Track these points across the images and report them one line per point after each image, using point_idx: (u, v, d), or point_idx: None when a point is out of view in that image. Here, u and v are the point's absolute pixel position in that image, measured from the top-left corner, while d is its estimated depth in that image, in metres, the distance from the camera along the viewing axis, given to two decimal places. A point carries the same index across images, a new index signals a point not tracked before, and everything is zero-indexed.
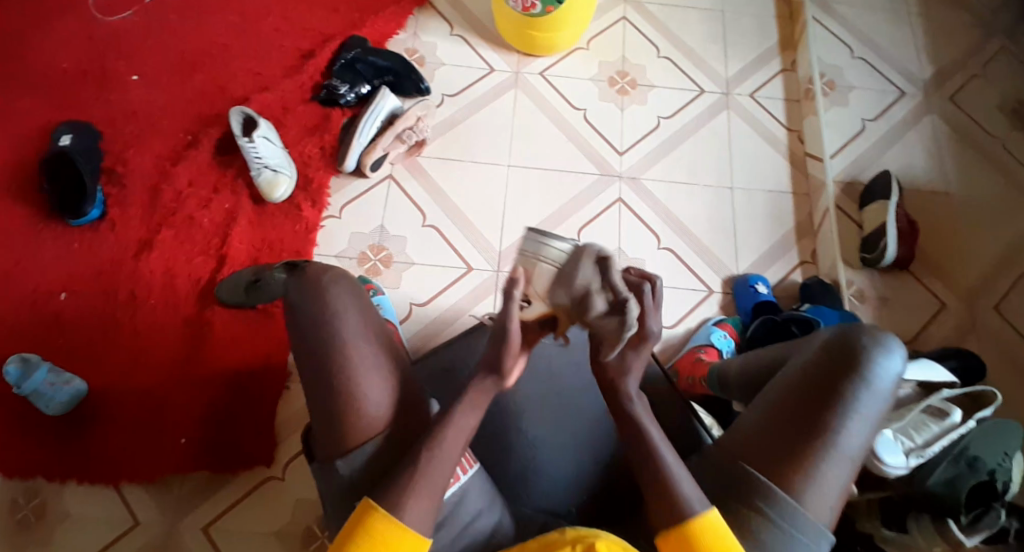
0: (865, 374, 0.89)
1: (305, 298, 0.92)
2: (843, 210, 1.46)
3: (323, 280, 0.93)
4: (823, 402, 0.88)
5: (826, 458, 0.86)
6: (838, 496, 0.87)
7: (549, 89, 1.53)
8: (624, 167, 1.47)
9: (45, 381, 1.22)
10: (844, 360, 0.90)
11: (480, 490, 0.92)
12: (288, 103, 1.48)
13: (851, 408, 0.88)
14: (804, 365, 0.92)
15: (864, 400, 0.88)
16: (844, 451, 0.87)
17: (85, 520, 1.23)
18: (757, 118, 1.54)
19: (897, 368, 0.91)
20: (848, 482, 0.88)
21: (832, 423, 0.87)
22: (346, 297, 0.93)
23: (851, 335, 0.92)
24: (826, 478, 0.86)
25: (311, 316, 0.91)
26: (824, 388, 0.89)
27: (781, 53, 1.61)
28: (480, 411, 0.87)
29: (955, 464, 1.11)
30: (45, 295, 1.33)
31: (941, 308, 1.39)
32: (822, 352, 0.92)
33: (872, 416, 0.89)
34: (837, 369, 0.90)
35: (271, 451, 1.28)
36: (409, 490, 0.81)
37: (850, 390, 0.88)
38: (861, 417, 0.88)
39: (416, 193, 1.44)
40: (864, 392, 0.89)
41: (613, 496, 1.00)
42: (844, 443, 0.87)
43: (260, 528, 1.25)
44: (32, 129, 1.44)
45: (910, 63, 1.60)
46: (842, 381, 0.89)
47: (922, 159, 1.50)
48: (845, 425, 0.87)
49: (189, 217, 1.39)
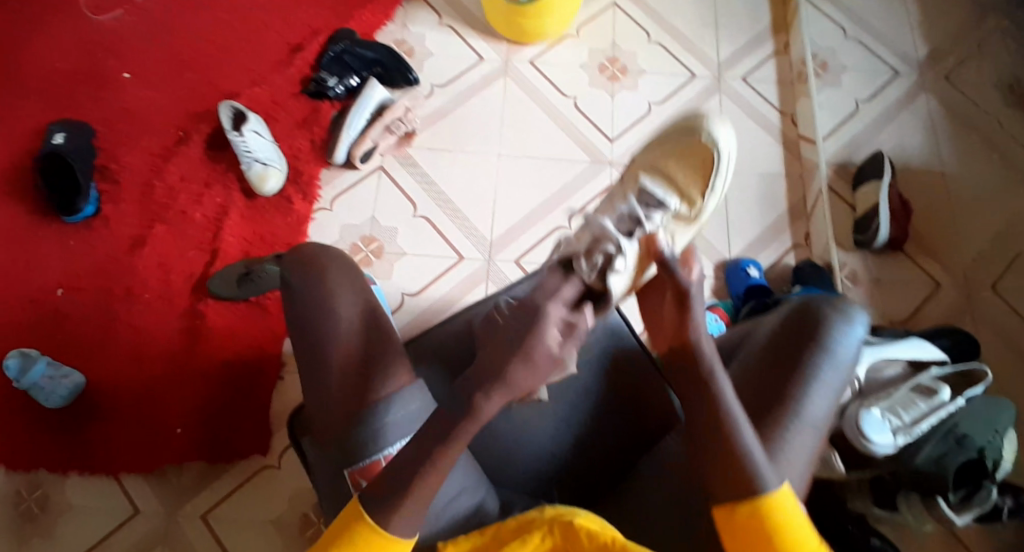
0: (827, 342, 0.88)
1: (304, 280, 0.92)
2: (836, 192, 1.45)
3: (324, 264, 0.93)
4: (785, 371, 0.87)
5: (790, 427, 0.84)
6: (805, 466, 0.84)
7: (539, 77, 1.52)
8: (616, 154, 1.47)
9: (43, 376, 1.23)
10: (803, 329, 0.89)
11: (467, 469, 0.89)
12: (277, 96, 1.48)
13: (813, 375, 0.86)
14: (768, 338, 0.91)
15: (826, 368, 0.87)
16: (809, 420, 0.85)
17: (85, 510, 1.25)
18: (750, 101, 1.52)
19: (859, 334, 0.89)
20: (815, 451, 0.86)
21: (796, 391, 0.86)
22: (345, 280, 0.93)
23: (813, 305, 0.91)
24: (795, 449, 0.84)
25: (311, 300, 0.91)
26: (785, 359, 0.88)
27: (773, 36, 1.59)
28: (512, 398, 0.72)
29: (943, 441, 1.09)
30: (43, 291, 1.35)
31: (936, 289, 1.37)
32: (784, 323, 0.91)
33: (836, 384, 0.87)
34: (797, 337, 0.89)
35: (267, 441, 1.29)
36: (433, 457, 0.74)
37: (811, 360, 0.87)
38: (823, 385, 0.86)
39: (407, 183, 1.44)
40: (826, 360, 0.87)
41: (592, 468, 0.97)
42: (808, 413, 0.85)
43: (257, 516, 1.26)
44: (26, 129, 1.45)
45: (904, 42, 1.57)
46: (803, 351, 0.87)
47: (916, 138, 1.48)
48: (808, 394, 0.85)
49: (182, 212, 1.41)
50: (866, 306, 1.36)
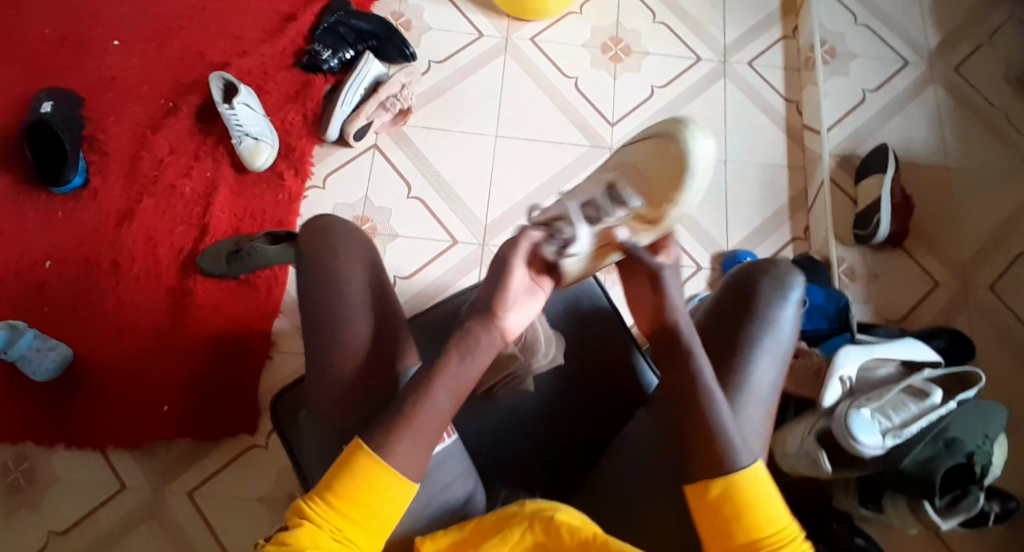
0: (765, 312, 0.88)
1: (314, 255, 0.89)
2: (837, 183, 1.42)
3: (333, 242, 0.89)
4: (728, 345, 0.87)
5: (739, 402, 0.85)
6: (759, 437, 0.86)
7: (539, 56, 1.49)
8: (615, 139, 1.44)
9: (31, 348, 1.22)
10: (740, 300, 0.89)
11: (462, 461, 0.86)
12: (269, 69, 1.45)
13: (755, 347, 0.87)
14: (709, 312, 0.92)
15: (767, 336, 0.87)
16: (755, 389, 0.86)
17: (72, 484, 1.26)
18: (755, 87, 1.49)
19: (796, 298, 0.89)
20: (767, 420, 0.87)
21: (740, 364, 0.86)
22: (358, 260, 0.89)
23: (748, 271, 0.91)
24: (746, 423, 0.85)
25: (317, 282, 0.87)
26: (727, 331, 0.88)
27: (782, 19, 1.54)
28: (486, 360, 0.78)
29: (932, 445, 1.06)
30: (30, 263, 1.34)
31: (934, 286, 1.36)
32: (722, 294, 0.91)
33: (779, 350, 0.88)
34: (736, 307, 0.89)
35: (255, 420, 1.30)
36: (403, 437, 0.74)
37: (751, 330, 0.87)
38: (767, 355, 0.87)
39: (401, 163, 1.41)
40: (767, 330, 0.87)
41: (568, 447, 0.97)
42: (753, 385, 0.86)
43: (244, 494, 1.26)
44: (12, 95, 1.42)
45: (916, 29, 1.53)
46: (743, 321, 0.88)
47: (922, 131, 1.45)
48: (752, 365, 0.86)
49: (170, 186, 1.39)
50: (862, 304, 1.35)
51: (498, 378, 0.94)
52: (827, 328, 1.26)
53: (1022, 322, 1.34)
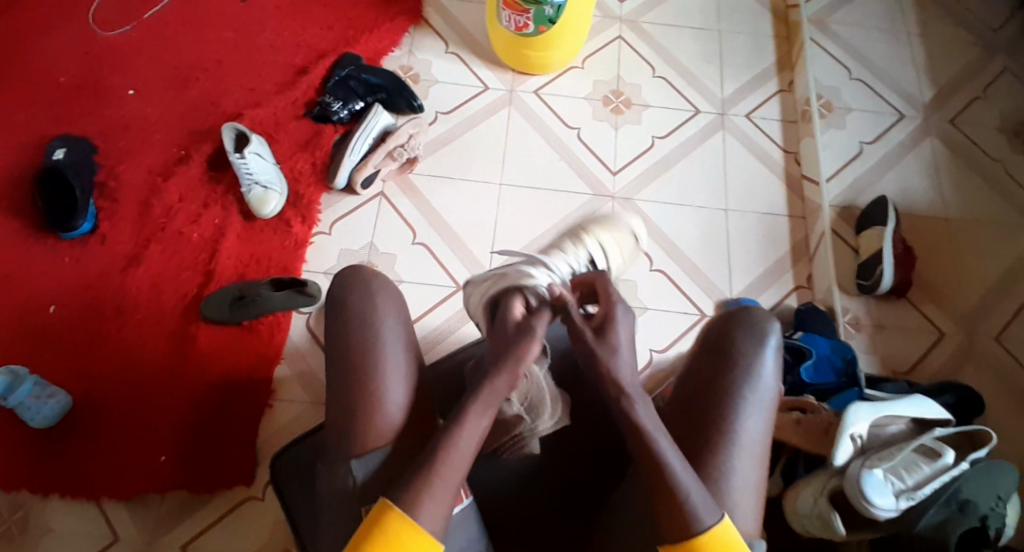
0: (744, 362, 0.90)
1: (351, 289, 0.92)
2: (838, 233, 1.44)
3: (370, 279, 0.93)
4: (714, 396, 0.88)
5: (732, 452, 0.86)
6: (754, 490, 0.86)
7: (543, 108, 1.52)
8: (618, 187, 1.46)
9: (30, 395, 1.22)
10: (721, 352, 0.91)
11: (474, 519, 0.88)
12: (280, 118, 1.48)
13: (741, 398, 0.88)
14: (692, 364, 0.93)
15: (752, 387, 0.89)
16: (747, 439, 0.87)
17: (65, 535, 1.23)
18: (754, 138, 1.52)
19: (774, 346, 0.91)
20: (761, 470, 0.88)
21: (726, 416, 0.87)
22: (389, 303, 0.92)
23: (727, 323, 0.93)
24: (740, 475, 0.85)
25: (352, 317, 0.90)
26: (711, 383, 0.89)
27: (778, 73, 1.59)
28: (491, 413, 0.84)
29: (945, 507, 1.06)
30: (34, 308, 1.34)
31: (938, 336, 1.36)
32: (702, 346, 0.93)
33: (764, 400, 0.89)
34: (718, 359, 0.91)
35: (251, 470, 1.27)
36: (425, 498, 0.78)
37: (736, 381, 0.89)
38: (752, 406, 0.88)
39: (408, 211, 1.43)
40: (749, 381, 0.89)
41: (573, 465, 1.00)
42: (741, 436, 0.86)
43: (238, 549, 1.24)
44: (27, 142, 1.45)
45: (909, 84, 1.57)
46: (726, 373, 0.89)
47: (920, 182, 1.47)
48: (739, 416, 0.87)
49: (179, 232, 1.40)
50: (866, 354, 1.35)
51: (503, 441, 0.94)
52: (835, 381, 1.26)
53: None
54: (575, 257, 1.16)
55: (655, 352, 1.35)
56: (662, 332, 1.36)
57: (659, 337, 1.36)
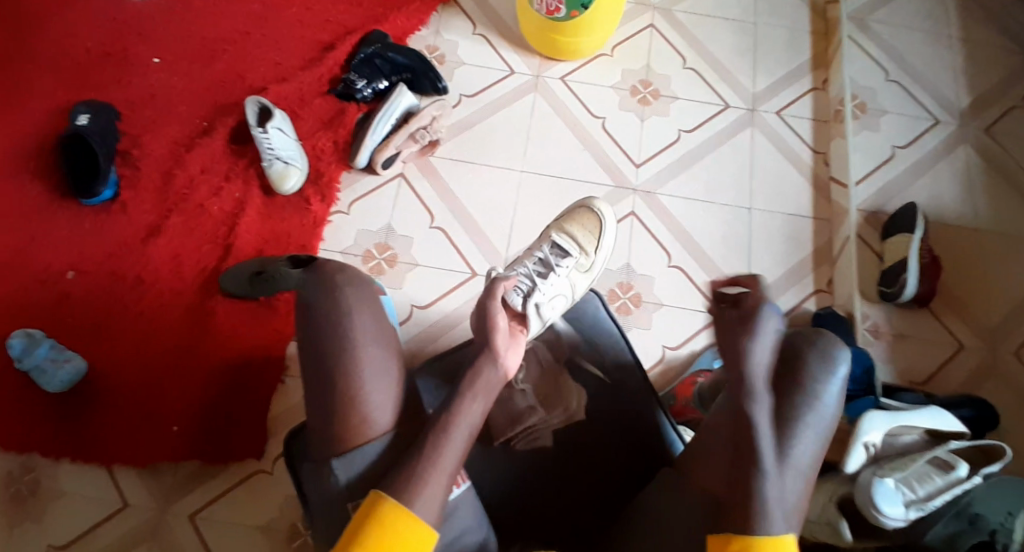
0: (809, 386, 0.88)
1: (318, 293, 0.92)
2: (864, 238, 1.41)
3: (337, 280, 0.93)
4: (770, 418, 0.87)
5: (778, 476, 0.85)
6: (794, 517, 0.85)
7: (569, 96, 1.50)
8: (641, 180, 1.44)
9: (47, 359, 1.24)
10: (785, 374, 0.89)
11: (471, 505, 0.87)
12: (304, 94, 1.47)
13: (797, 422, 0.87)
14: None
15: (809, 414, 0.87)
16: (794, 466, 0.86)
17: (77, 498, 1.26)
18: (783, 137, 1.49)
19: (841, 375, 0.89)
20: (804, 498, 0.87)
21: (779, 437, 0.86)
22: (360, 297, 0.92)
23: (794, 346, 0.91)
24: (785, 501, 0.84)
25: (322, 319, 0.90)
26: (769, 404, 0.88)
27: (813, 71, 1.55)
28: (486, 398, 0.87)
29: (956, 520, 1.08)
30: (55, 273, 1.35)
31: (959, 348, 1.34)
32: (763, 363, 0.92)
33: (820, 429, 0.88)
34: (778, 380, 0.89)
35: (261, 445, 1.29)
36: (420, 485, 0.80)
37: (795, 406, 0.87)
38: (808, 431, 0.87)
39: (426, 194, 1.42)
40: (811, 406, 0.87)
41: (590, 470, 1.00)
42: (793, 460, 0.86)
43: (245, 521, 1.26)
44: (51, 106, 1.45)
45: (948, 89, 1.53)
46: (787, 397, 0.88)
47: (952, 191, 1.44)
48: (793, 440, 0.86)
49: (199, 204, 1.40)
50: (885, 363, 1.33)
51: (516, 431, 1.02)
52: (851, 390, 1.25)
53: None
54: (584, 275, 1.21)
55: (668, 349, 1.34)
56: (675, 330, 1.35)
57: (674, 334, 1.35)
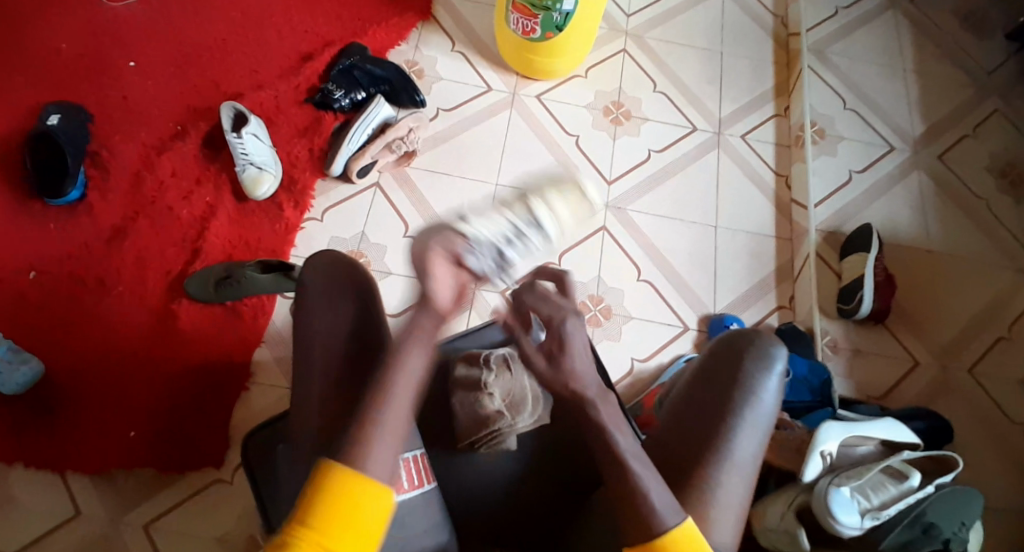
0: (748, 384, 0.95)
1: (318, 277, 0.94)
2: (823, 257, 1.47)
3: (341, 265, 0.95)
4: (714, 414, 0.93)
5: (722, 467, 0.90)
6: (740, 506, 0.90)
7: (544, 113, 1.54)
8: (612, 197, 1.48)
9: (2, 359, 1.20)
10: (728, 373, 0.96)
11: (437, 506, 0.91)
12: (281, 102, 1.47)
13: (737, 417, 0.93)
14: (695, 378, 0.98)
15: (749, 410, 0.94)
16: (738, 457, 0.91)
17: (26, 505, 1.21)
18: (747, 159, 1.55)
19: (777, 372, 0.96)
20: (749, 489, 0.92)
21: (723, 434, 0.92)
22: (359, 287, 0.94)
23: (735, 346, 0.98)
24: (729, 491, 0.90)
25: (318, 302, 0.92)
26: (712, 401, 0.94)
27: (776, 98, 1.62)
28: (426, 356, 0.77)
29: (910, 529, 1.09)
30: (14, 273, 1.32)
31: (913, 366, 1.39)
32: (709, 362, 0.98)
33: (761, 424, 0.94)
34: (720, 378, 0.96)
35: (223, 453, 1.27)
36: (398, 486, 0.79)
37: (735, 403, 0.94)
38: (748, 427, 0.93)
39: (401, 204, 1.43)
40: (750, 403, 0.94)
41: (566, 458, 1.03)
42: (734, 456, 0.91)
43: (201, 531, 1.22)
44: (19, 104, 1.42)
45: (900, 119, 1.61)
46: (728, 394, 0.94)
47: (905, 215, 1.51)
48: (734, 434, 0.92)
49: (168, 207, 1.39)
50: (843, 378, 1.38)
51: (480, 435, 0.99)
52: (809, 401, 1.31)
53: (996, 407, 1.37)
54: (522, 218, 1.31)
55: (636, 361, 1.37)
56: (643, 342, 1.38)
57: (642, 346, 1.38)
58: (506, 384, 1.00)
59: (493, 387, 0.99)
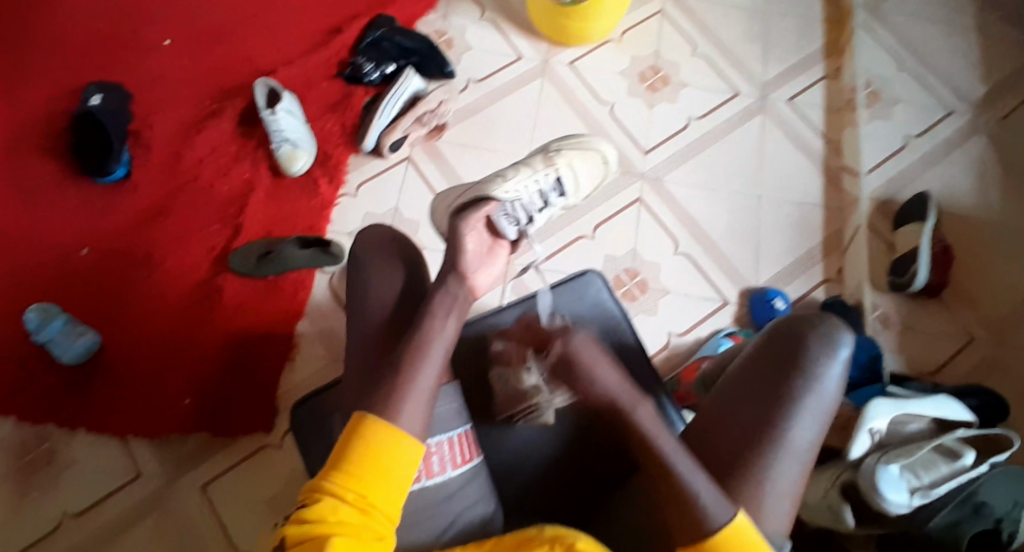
0: (811, 370, 0.88)
1: (367, 253, 0.98)
2: (875, 227, 1.39)
3: (384, 238, 1.00)
4: (773, 401, 0.87)
5: (778, 455, 0.85)
6: (793, 495, 0.86)
7: (577, 81, 1.49)
8: (648, 166, 1.43)
9: (59, 333, 1.26)
10: (789, 357, 0.89)
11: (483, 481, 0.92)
12: (312, 77, 1.48)
13: (797, 403, 0.87)
14: (750, 359, 0.92)
15: (810, 396, 0.87)
16: (794, 446, 0.86)
17: (89, 466, 1.27)
18: (793, 124, 1.48)
19: (843, 358, 0.90)
20: (804, 477, 0.87)
21: (781, 420, 0.87)
22: (399, 258, 0.98)
23: (798, 328, 0.91)
24: (782, 480, 0.85)
25: (367, 275, 0.97)
26: (772, 386, 0.88)
27: (825, 59, 1.54)
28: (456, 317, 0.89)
29: (960, 507, 1.04)
30: (66, 250, 1.37)
31: (968, 340, 1.32)
32: (767, 343, 0.92)
33: (822, 411, 0.88)
34: (781, 362, 0.89)
35: (269, 420, 1.30)
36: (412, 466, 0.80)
37: (796, 388, 0.87)
38: (807, 414, 0.87)
39: (434, 178, 1.42)
40: (812, 389, 0.88)
41: (599, 453, 0.99)
42: (792, 443, 0.86)
43: (254, 493, 1.27)
44: (65, 87, 1.47)
45: (962, 77, 1.50)
46: (789, 379, 0.88)
47: (964, 181, 1.42)
48: (793, 421, 0.86)
49: (209, 185, 1.42)
50: (893, 353, 1.32)
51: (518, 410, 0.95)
52: (857, 377, 1.25)
53: None
54: (545, 175, 1.11)
55: (673, 336, 1.34)
56: (679, 316, 1.34)
57: (679, 320, 1.34)
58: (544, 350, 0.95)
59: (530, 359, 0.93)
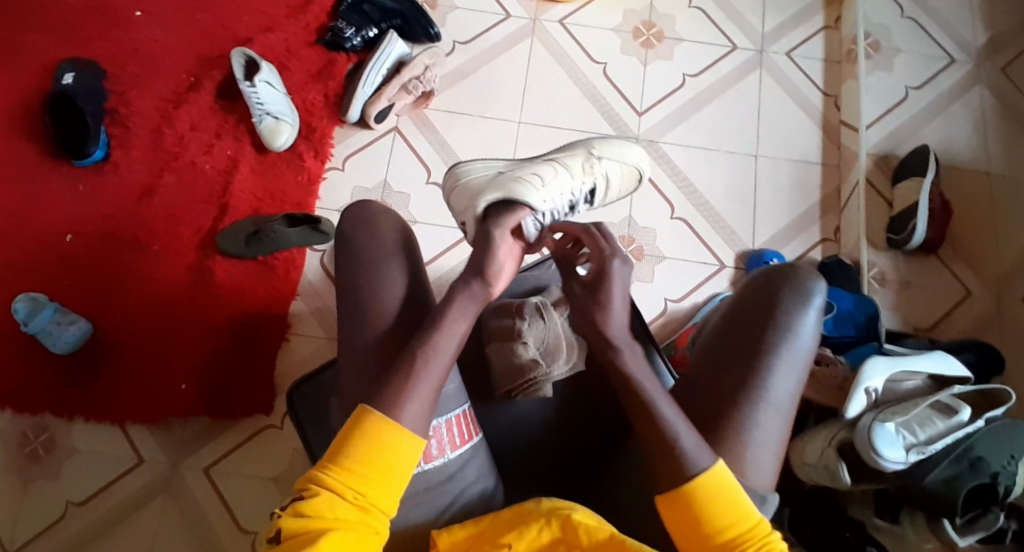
0: (784, 321, 0.84)
1: (355, 229, 0.87)
2: (873, 185, 1.37)
3: (372, 211, 0.88)
4: (748, 355, 0.83)
5: (756, 408, 0.81)
6: (777, 450, 0.82)
7: (568, 40, 1.44)
8: (643, 129, 1.39)
9: (50, 322, 1.24)
10: (762, 309, 0.85)
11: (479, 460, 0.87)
12: (291, 45, 1.42)
13: (772, 355, 0.83)
14: (724, 316, 0.88)
15: (785, 347, 0.83)
16: (774, 400, 0.82)
17: (92, 453, 1.28)
18: (791, 78, 1.44)
19: (816, 307, 0.85)
20: (786, 432, 0.83)
21: (756, 373, 0.83)
22: (394, 229, 0.88)
23: (769, 280, 0.87)
24: (764, 435, 0.81)
25: (356, 254, 0.86)
26: (745, 340, 0.84)
27: (825, 8, 1.49)
28: (472, 317, 0.82)
29: (955, 463, 0.95)
30: (50, 236, 1.34)
31: (966, 296, 1.31)
32: (740, 298, 0.88)
33: (799, 362, 0.84)
34: (754, 315, 0.85)
35: (269, 402, 1.31)
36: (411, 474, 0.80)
37: (770, 340, 0.83)
38: (784, 365, 0.83)
39: (422, 148, 1.38)
40: (786, 340, 0.83)
41: (595, 411, 0.96)
42: (770, 396, 0.82)
43: (258, 473, 1.28)
44: (35, 63, 1.41)
45: (963, 25, 1.46)
46: (762, 331, 0.84)
47: (964, 134, 1.39)
48: (769, 374, 0.82)
49: (192, 162, 1.38)
50: (890, 312, 1.31)
51: (515, 385, 0.91)
52: (853, 336, 1.21)
53: None
54: (582, 184, 0.99)
55: (670, 302, 1.32)
56: (676, 283, 1.33)
57: (676, 286, 1.33)
58: (539, 330, 0.93)
59: (526, 336, 0.91)
